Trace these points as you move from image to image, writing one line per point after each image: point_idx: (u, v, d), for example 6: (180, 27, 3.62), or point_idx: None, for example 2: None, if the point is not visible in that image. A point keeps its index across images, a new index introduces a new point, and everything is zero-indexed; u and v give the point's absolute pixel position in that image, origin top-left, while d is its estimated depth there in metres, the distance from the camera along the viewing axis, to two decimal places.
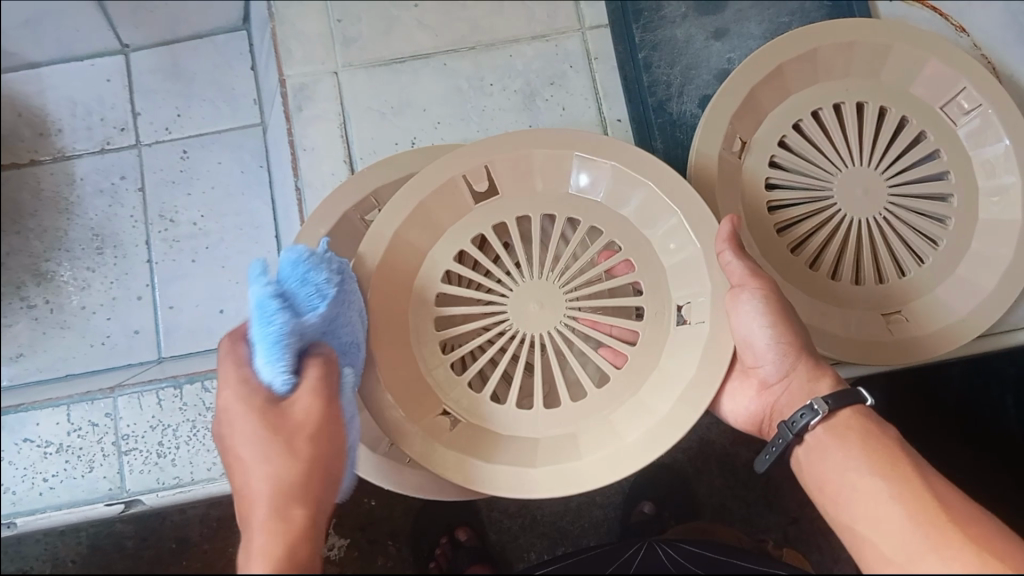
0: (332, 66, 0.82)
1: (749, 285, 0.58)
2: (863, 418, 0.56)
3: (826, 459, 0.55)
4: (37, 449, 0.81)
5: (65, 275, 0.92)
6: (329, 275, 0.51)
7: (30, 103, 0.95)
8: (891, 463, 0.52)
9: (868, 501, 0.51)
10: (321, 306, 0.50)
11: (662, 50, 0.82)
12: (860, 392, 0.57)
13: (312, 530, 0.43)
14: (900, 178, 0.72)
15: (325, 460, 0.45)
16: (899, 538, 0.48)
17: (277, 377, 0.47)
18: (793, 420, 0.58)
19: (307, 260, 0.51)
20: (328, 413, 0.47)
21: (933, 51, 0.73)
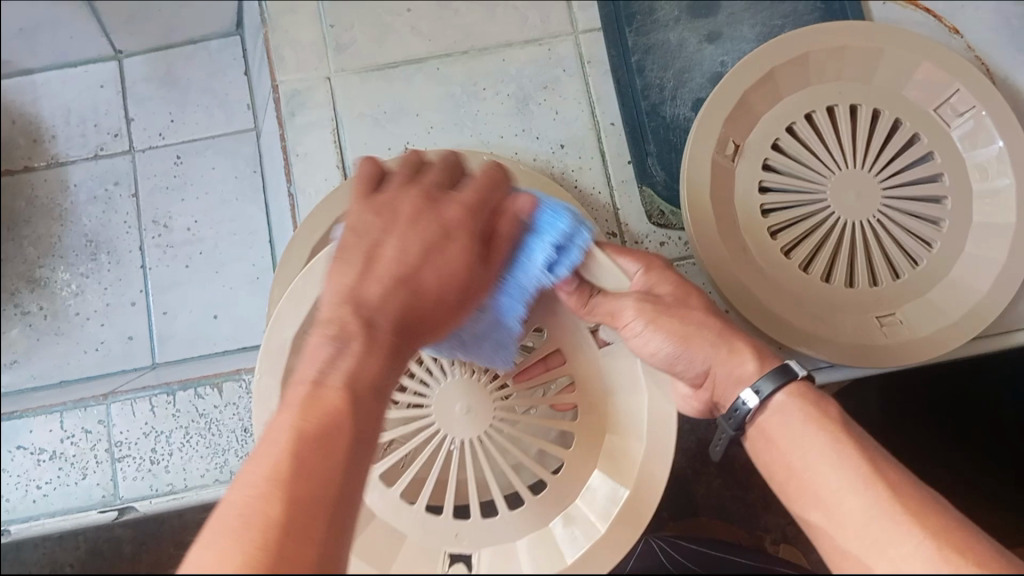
0: (324, 71, 0.82)
1: (626, 312, 0.56)
2: (800, 398, 0.54)
3: (776, 448, 0.53)
4: (30, 457, 0.81)
5: (60, 281, 0.92)
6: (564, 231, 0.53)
7: (25, 111, 0.95)
8: (840, 451, 0.50)
9: (817, 487, 0.49)
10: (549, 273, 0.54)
11: (655, 54, 0.82)
12: (792, 367, 0.55)
13: (372, 422, 0.42)
14: (893, 182, 0.73)
15: (374, 416, 0.43)
16: (847, 523, 0.46)
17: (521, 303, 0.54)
18: (732, 412, 0.56)
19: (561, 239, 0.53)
20: (395, 348, 0.46)
21: (927, 53, 0.73)
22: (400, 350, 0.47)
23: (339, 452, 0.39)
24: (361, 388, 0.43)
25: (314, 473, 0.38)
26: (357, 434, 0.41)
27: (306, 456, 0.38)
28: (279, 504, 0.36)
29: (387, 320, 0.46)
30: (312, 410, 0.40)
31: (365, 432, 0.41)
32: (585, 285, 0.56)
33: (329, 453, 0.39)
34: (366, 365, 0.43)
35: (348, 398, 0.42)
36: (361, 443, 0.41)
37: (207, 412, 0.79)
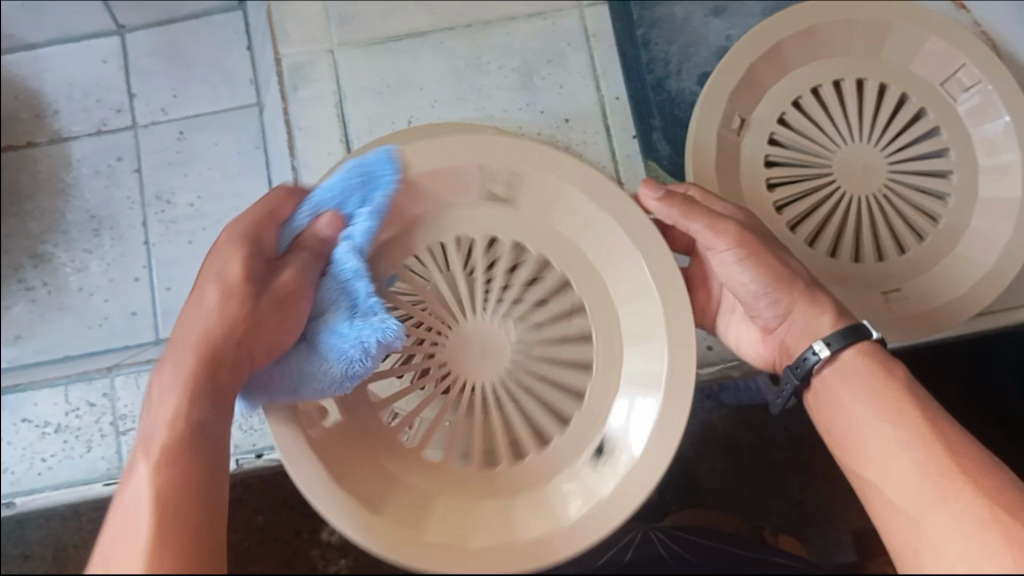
0: (327, 45, 0.81)
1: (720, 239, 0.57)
2: (868, 358, 0.55)
3: (836, 403, 0.55)
4: (36, 429, 0.83)
5: (62, 258, 0.92)
6: (355, 191, 0.56)
7: (27, 86, 0.94)
8: (899, 410, 0.51)
9: (877, 449, 0.51)
10: (363, 226, 0.56)
11: (661, 28, 0.82)
12: (865, 327, 0.56)
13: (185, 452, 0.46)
14: (900, 156, 0.72)
15: (188, 452, 0.46)
16: (906, 484, 0.48)
17: (356, 271, 0.57)
18: (799, 362, 0.57)
19: (349, 191, 0.57)
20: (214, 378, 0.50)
21: (934, 27, 0.72)
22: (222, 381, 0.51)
23: (152, 496, 0.43)
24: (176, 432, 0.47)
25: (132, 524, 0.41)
26: (167, 458, 0.45)
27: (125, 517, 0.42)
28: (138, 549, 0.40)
29: (176, 374, 0.51)
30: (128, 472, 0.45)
31: (177, 456, 0.45)
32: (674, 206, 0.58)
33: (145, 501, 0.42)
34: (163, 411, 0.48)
35: (153, 442, 0.46)
36: (176, 461, 0.45)
37: None
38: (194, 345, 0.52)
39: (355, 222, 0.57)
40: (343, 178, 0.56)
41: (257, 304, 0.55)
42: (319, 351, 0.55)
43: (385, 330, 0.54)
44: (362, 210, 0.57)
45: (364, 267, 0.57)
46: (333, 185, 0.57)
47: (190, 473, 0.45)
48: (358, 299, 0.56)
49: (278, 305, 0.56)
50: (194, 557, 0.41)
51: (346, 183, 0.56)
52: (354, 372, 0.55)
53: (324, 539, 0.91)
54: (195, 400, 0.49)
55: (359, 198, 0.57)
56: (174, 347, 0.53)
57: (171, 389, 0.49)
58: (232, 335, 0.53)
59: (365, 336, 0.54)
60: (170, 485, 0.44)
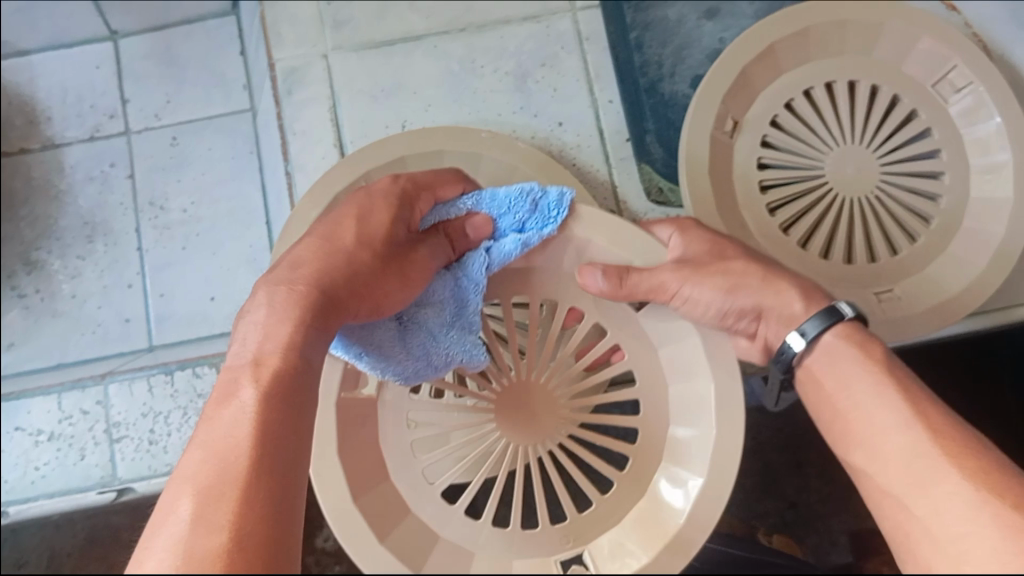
0: (321, 49, 0.81)
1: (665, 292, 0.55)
2: (850, 341, 0.54)
3: (818, 387, 0.54)
4: (29, 438, 0.82)
5: (55, 264, 0.91)
6: (518, 212, 0.56)
7: (20, 92, 0.94)
8: (884, 391, 0.51)
9: (863, 432, 0.50)
10: (512, 248, 0.56)
11: (654, 30, 0.82)
12: (839, 309, 0.54)
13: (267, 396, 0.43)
14: (892, 158, 0.73)
15: (269, 411, 0.42)
16: (889, 464, 0.48)
17: (477, 280, 0.56)
18: (778, 355, 0.57)
19: (516, 205, 0.56)
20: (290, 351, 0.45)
21: (926, 27, 0.71)
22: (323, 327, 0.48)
23: (249, 429, 0.40)
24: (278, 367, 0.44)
25: (228, 449, 0.39)
26: (275, 389, 0.43)
27: (214, 445, 0.40)
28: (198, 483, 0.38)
29: (284, 301, 0.47)
30: (230, 387, 0.43)
31: (279, 396, 0.43)
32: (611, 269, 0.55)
33: (227, 443, 0.40)
34: (274, 338, 0.45)
35: (263, 366, 0.44)
36: (285, 396, 0.43)
37: (205, 391, 0.80)
38: (312, 275, 0.49)
39: (501, 232, 0.56)
40: (513, 196, 0.56)
41: (387, 265, 0.52)
42: (409, 334, 0.56)
43: (472, 352, 0.58)
44: (511, 227, 0.56)
45: (484, 282, 0.57)
46: (502, 194, 0.56)
47: (294, 411, 0.43)
48: (464, 309, 0.57)
49: (402, 284, 0.53)
50: (274, 503, 0.38)
51: (516, 199, 0.56)
52: (431, 368, 0.58)
53: (319, 545, 0.91)
54: (307, 337, 0.46)
55: (516, 218, 0.56)
56: (299, 266, 0.50)
57: (289, 316, 0.46)
58: (342, 291, 0.50)
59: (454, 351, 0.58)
60: (286, 412, 0.42)
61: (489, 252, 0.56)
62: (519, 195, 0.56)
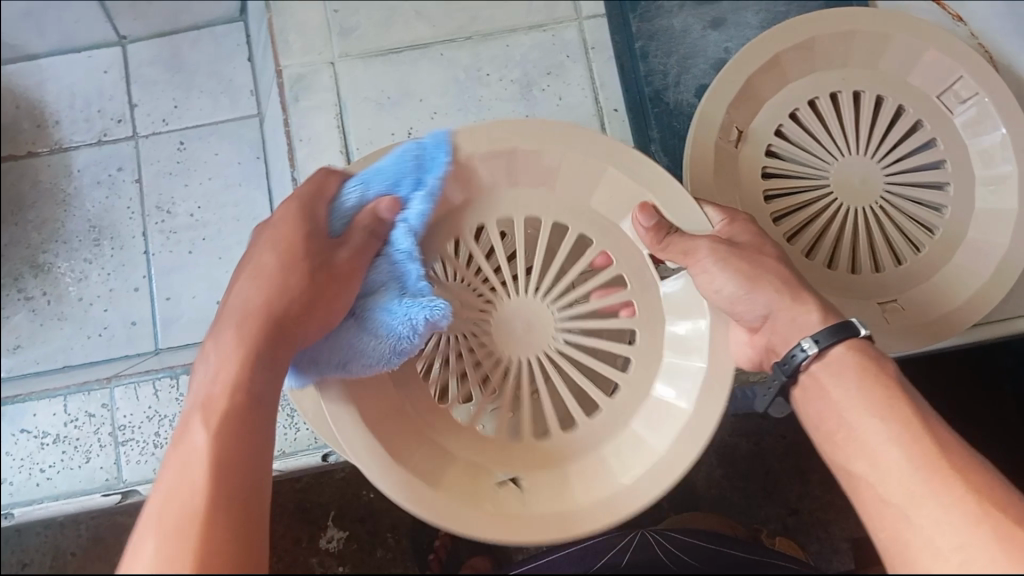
0: (328, 56, 0.82)
1: (696, 254, 0.57)
2: (859, 353, 0.54)
3: (823, 397, 0.54)
4: (34, 440, 0.83)
5: (62, 267, 0.92)
6: (409, 176, 0.58)
7: (28, 96, 0.95)
8: (889, 403, 0.51)
9: (867, 442, 0.50)
10: (421, 206, 0.58)
11: (659, 40, 0.82)
12: (855, 325, 0.55)
13: (219, 431, 0.44)
14: (896, 169, 0.73)
15: (230, 444, 0.44)
16: (896, 476, 0.47)
17: (407, 248, 0.58)
18: (787, 358, 0.56)
19: (407, 170, 0.57)
20: (242, 384, 0.47)
21: (932, 38, 0.71)
22: (271, 352, 0.51)
23: (199, 462, 0.42)
24: (228, 405, 0.46)
25: (183, 487, 0.41)
26: (225, 423, 0.45)
27: (171, 484, 0.42)
28: (156, 526, 0.40)
29: (229, 347, 0.50)
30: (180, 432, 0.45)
31: (233, 424, 0.45)
32: (664, 221, 0.58)
33: (182, 485, 0.41)
34: (219, 378, 0.48)
35: (212, 406, 0.46)
36: (235, 427, 0.45)
37: None
38: (247, 317, 0.52)
39: (408, 202, 0.58)
40: (395, 164, 0.57)
41: (317, 272, 0.55)
42: (366, 327, 0.57)
43: (433, 309, 0.56)
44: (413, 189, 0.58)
45: (416, 253, 0.59)
46: (387, 167, 0.58)
47: (248, 440, 0.45)
48: (410, 279, 0.58)
49: (338, 283, 0.56)
50: (236, 537, 0.40)
51: (401, 166, 0.57)
52: (401, 348, 0.57)
53: (322, 546, 0.92)
54: (255, 373, 0.48)
55: (410, 179, 0.58)
56: (237, 317, 0.52)
57: (235, 355, 0.49)
58: (285, 318, 0.52)
59: (416, 317, 0.56)
60: (238, 438, 0.44)
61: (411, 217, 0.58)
62: (405, 157, 0.57)
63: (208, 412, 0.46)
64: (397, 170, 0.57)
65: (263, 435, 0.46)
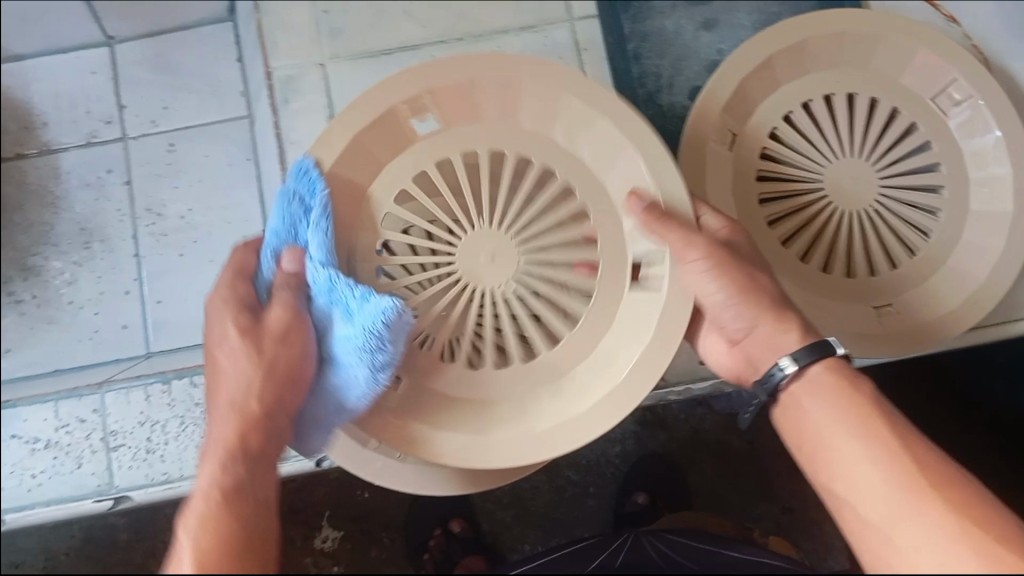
0: (318, 57, 0.81)
1: (696, 248, 0.57)
2: (834, 372, 0.54)
3: (803, 416, 0.53)
4: (25, 445, 0.83)
5: (52, 270, 0.91)
6: (300, 220, 0.59)
7: (15, 97, 0.94)
8: (863, 424, 0.50)
9: (845, 464, 0.49)
10: (319, 234, 0.57)
11: (651, 42, 0.82)
12: (830, 343, 0.55)
13: (203, 526, 0.44)
14: (890, 171, 0.72)
15: (211, 534, 0.43)
16: (876, 498, 0.46)
17: (326, 270, 0.56)
18: (767, 377, 0.56)
19: (289, 214, 0.58)
20: (214, 483, 0.47)
21: (924, 41, 0.71)
22: (245, 442, 0.50)
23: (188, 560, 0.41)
24: (211, 501, 0.46)
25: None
26: (201, 521, 0.44)
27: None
28: None
29: (209, 456, 0.50)
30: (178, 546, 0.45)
31: (212, 517, 0.44)
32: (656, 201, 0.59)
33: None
34: (200, 486, 0.47)
35: (192, 511, 0.45)
36: (215, 520, 0.44)
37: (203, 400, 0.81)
38: (224, 418, 0.52)
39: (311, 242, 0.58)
40: (277, 217, 0.59)
41: (256, 345, 0.54)
42: (340, 369, 0.56)
43: (386, 310, 0.53)
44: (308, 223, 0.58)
45: (338, 274, 0.56)
46: (277, 225, 0.59)
47: (240, 526, 0.44)
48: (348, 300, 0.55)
49: (285, 343, 0.55)
50: None
51: (284, 215, 0.59)
52: (377, 364, 0.54)
53: (316, 546, 0.91)
54: (227, 473, 0.48)
55: (298, 221, 0.59)
56: (212, 422, 0.53)
57: (210, 458, 0.49)
58: (247, 401, 0.52)
59: (371, 323, 0.54)
60: (219, 534, 0.43)
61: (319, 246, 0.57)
62: (281, 202, 0.59)
63: (190, 515, 0.45)
64: (284, 222, 0.59)
65: (252, 516, 0.45)
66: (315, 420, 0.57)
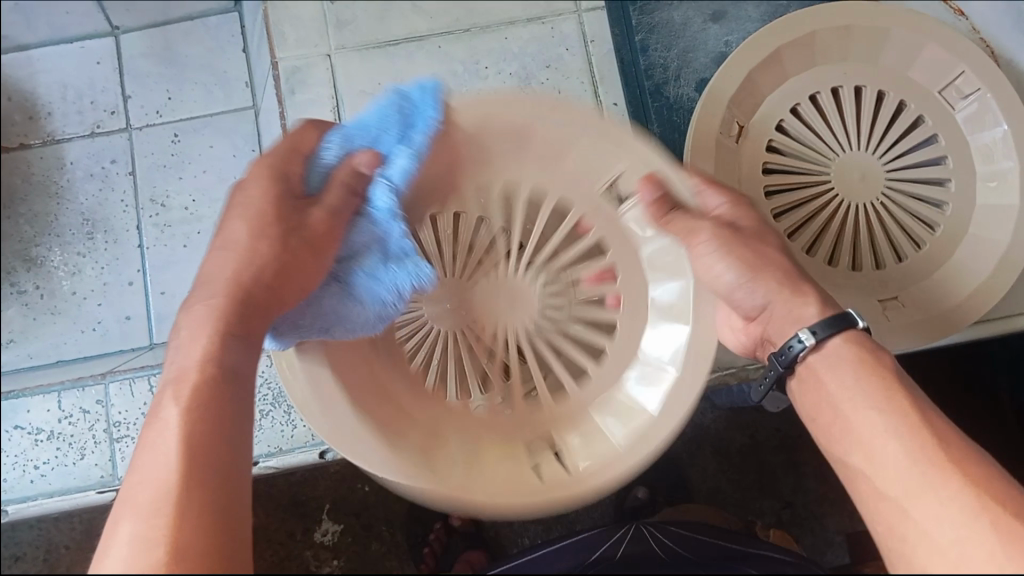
0: (324, 48, 0.81)
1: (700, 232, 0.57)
2: (855, 344, 0.53)
3: (821, 388, 0.53)
4: (28, 436, 0.82)
5: (55, 260, 0.91)
6: (398, 127, 0.57)
7: (20, 87, 0.94)
8: (883, 392, 0.50)
9: (863, 434, 0.49)
10: (405, 158, 0.56)
11: (659, 33, 0.81)
12: (852, 316, 0.54)
13: (199, 404, 0.43)
14: (897, 164, 0.73)
15: (210, 418, 0.43)
16: (891, 470, 0.47)
17: (389, 196, 0.56)
18: (784, 350, 0.56)
19: (393, 115, 0.57)
20: (217, 356, 0.46)
21: (932, 33, 0.71)
22: (248, 321, 0.49)
23: (179, 442, 0.41)
24: (205, 374, 0.45)
25: (167, 463, 0.40)
26: (198, 400, 0.43)
27: (161, 458, 0.40)
28: (158, 500, 0.39)
29: (200, 320, 0.48)
30: (155, 410, 0.44)
31: (208, 394, 0.44)
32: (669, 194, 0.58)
33: (169, 462, 0.40)
34: (191, 352, 0.46)
35: (184, 381, 0.44)
36: (210, 405, 0.43)
37: None
38: (225, 280, 0.49)
39: (390, 155, 0.57)
40: (383, 112, 0.57)
41: (288, 236, 0.52)
42: (351, 298, 0.56)
43: (419, 276, 0.56)
44: (401, 134, 0.57)
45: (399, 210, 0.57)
46: (371, 119, 0.57)
47: (222, 408, 0.44)
48: (389, 240, 0.57)
49: (311, 251, 0.53)
50: (215, 515, 0.39)
51: (390, 120, 0.57)
52: (384, 313, 0.57)
53: (317, 539, 0.91)
54: (223, 345, 0.46)
55: (395, 124, 0.57)
56: (203, 284, 0.50)
57: (201, 327, 0.47)
58: (251, 276, 0.50)
59: (401, 283, 0.56)
60: (210, 420, 0.43)
61: (394, 169, 0.56)
62: (395, 97, 0.57)
63: (182, 383, 0.44)
64: (387, 115, 0.57)
65: (243, 408, 0.45)
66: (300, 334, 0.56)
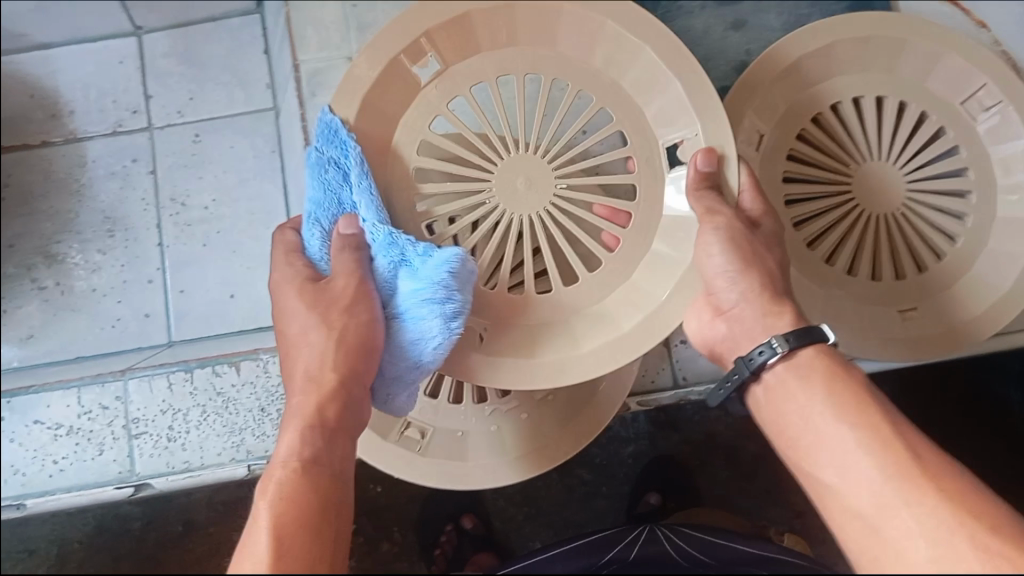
0: (345, 51, 0.81)
1: (718, 216, 0.59)
2: (826, 357, 0.53)
3: (790, 403, 0.52)
4: (47, 431, 0.83)
5: (74, 258, 0.92)
6: (340, 181, 0.58)
7: (42, 85, 0.94)
8: (856, 407, 0.49)
9: (835, 449, 0.47)
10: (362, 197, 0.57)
11: (679, 40, 0.82)
12: (822, 330, 0.55)
13: (289, 490, 0.44)
14: (916, 175, 0.72)
15: (300, 500, 0.44)
16: (864, 488, 0.45)
17: (377, 229, 0.56)
18: (750, 357, 0.55)
19: (325, 174, 0.58)
20: (304, 445, 0.48)
21: (954, 44, 0.70)
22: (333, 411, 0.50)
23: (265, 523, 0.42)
24: (294, 461, 0.46)
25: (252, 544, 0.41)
26: (285, 487, 0.44)
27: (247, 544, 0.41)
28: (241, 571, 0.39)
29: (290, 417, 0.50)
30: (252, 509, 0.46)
31: (298, 481, 0.45)
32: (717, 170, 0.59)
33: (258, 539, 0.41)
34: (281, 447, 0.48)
35: (272, 474, 0.46)
36: (297, 489, 0.44)
37: (224, 390, 0.81)
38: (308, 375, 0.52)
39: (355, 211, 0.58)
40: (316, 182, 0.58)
41: (334, 312, 0.54)
42: (411, 324, 0.56)
43: (448, 259, 0.54)
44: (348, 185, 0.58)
45: (396, 231, 0.56)
46: (318, 195, 0.58)
47: (313, 493, 0.45)
48: (408, 255, 0.56)
49: (350, 312, 0.54)
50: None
51: (329, 180, 0.58)
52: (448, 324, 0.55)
53: None
54: (307, 435, 0.48)
55: (336, 182, 0.58)
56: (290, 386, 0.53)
57: (290, 422, 0.49)
58: (322, 364, 0.52)
59: (437, 273, 0.54)
60: (299, 502, 0.44)
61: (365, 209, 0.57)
62: (318, 160, 0.58)
63: (272, 476, 0.46)
64: (324, 180, 0.58)
65: (334, 494, 0.46)
66: (394, 377, 0.57)
